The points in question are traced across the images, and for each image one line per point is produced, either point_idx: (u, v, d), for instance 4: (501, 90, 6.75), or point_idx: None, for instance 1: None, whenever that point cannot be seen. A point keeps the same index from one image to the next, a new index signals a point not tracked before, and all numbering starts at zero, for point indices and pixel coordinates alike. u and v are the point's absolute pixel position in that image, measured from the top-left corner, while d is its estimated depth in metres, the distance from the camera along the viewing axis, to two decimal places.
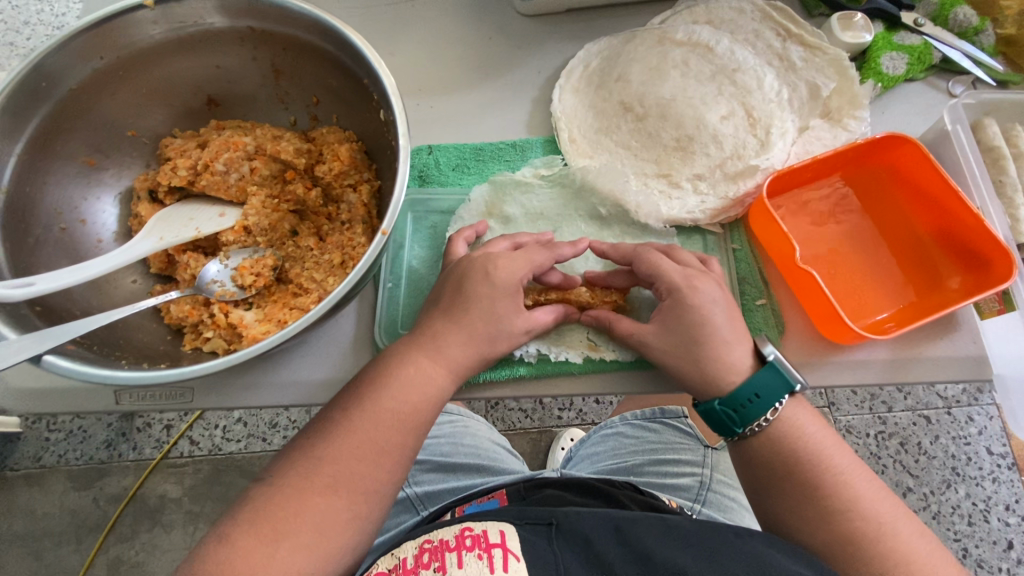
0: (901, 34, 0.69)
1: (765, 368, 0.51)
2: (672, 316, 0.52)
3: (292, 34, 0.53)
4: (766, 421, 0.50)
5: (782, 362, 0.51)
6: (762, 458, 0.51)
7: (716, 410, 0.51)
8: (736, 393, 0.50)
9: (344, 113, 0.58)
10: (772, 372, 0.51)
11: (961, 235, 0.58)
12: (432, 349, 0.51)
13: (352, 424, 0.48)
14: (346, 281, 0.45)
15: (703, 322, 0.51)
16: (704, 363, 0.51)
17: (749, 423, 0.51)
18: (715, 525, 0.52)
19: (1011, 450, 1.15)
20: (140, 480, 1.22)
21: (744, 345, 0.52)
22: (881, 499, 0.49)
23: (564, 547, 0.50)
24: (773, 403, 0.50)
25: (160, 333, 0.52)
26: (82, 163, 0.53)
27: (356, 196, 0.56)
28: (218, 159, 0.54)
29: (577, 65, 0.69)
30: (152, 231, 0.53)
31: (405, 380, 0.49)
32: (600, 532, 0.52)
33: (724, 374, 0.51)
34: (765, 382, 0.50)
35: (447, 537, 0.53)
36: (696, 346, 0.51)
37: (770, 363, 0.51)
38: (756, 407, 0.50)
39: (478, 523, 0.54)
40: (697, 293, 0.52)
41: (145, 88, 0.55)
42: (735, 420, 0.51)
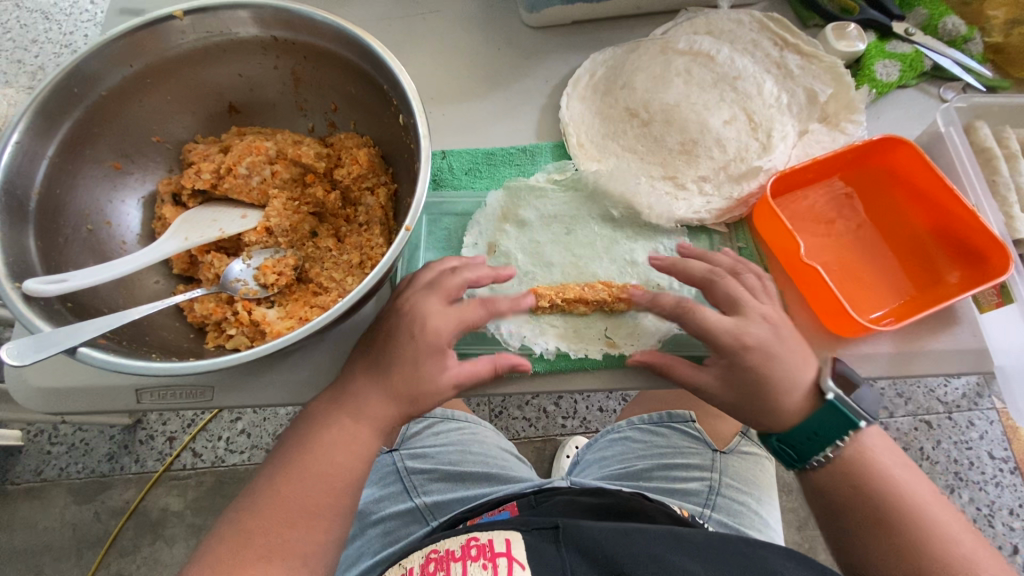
0: (894, 42, 0.72)
1: (824, 409, 0.52)
2: (732, 372, 0.52)
3: (315, 43, 0.55)
4: (825, 458, 0.53)
5: (843, 401, 0.52)
6: (834, 486, 0.52)
7: (773, 445, 0.54)
8: (794, 432, 0.53)
9: (361, 119, 0.60)
10: (831, 411, 0.52)
11: (959, 233, 0.60)
12: (353, 407, 0.51)
13: (294, 473, 0.49)
14: (368, 277, 0.46)
15: (762, 378, 0.51)
16: (766, 413, 0.52)
17: (807, 458, 0.53)
18: (724, 539, 0.54)
19: (1012, 455, 1.16)
20: (142, 493, 1.22)
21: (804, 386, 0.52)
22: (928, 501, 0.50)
23: (571, 551, 0.53)
24: (833, 440, 0.52)
25: (183, 331, 0.54)
26: (109, 167, 0.55)
27: (374, 199, 0.58)
28: (240, 163, 0.56)
29: (584, 74, 0.72)
30: (177, 231, 0.55)
31: (337, 434, 0.50)
32: (608, 537, 0.54)
33: (785, 419, 0.52)
34: (825, 421, 0.52)
35: (453, 547, 0.56)
36: (759, 398, 0.52)
37: (831, 404, 0.52)
38: (815, 443, 0.53)
39: (483, 531, 0.57)
40: (755, 345, 0.52)
41: (171, 95, 0.57)
42: (794, 454, 0.54)
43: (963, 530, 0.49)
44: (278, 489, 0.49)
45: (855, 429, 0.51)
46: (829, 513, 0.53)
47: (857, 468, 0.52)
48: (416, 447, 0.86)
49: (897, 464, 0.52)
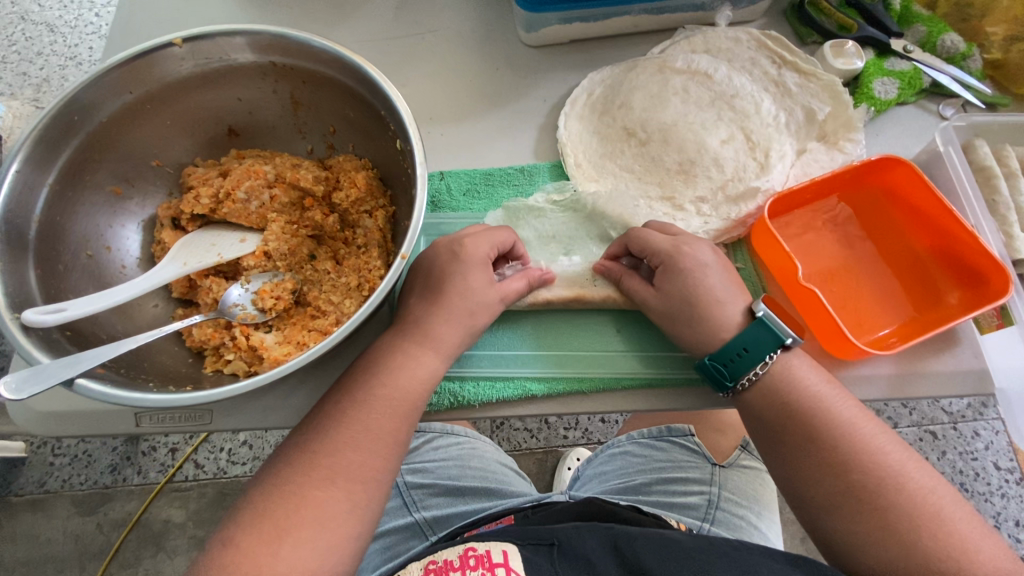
0: (891, 59, 0.72)
1: (755, 325, 0.52)
2: (663, 280, 0.56)
3: (313, 69, 0.55)
4: (756, 375, 0.52)
5: (771, 317, 0.53)
6: (768, 413, 0.52)
7: (706, 365, 0.53)
8: (724, 347, 0.52)
9: (359, 142, 0.61)
10: (761, 327, 0.52)
11: (958, 253, 0.60)
12: (419, 334, 0.53)
13: (351, 402, 0.50)
14: (366, 305, 0.46)
15: (691, 284, 0.55)
16: (698, 320, 0.54)
17: (739, 377, 0.53)
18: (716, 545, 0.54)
19: (1018, 465, 1.15)
20: (145, 504, 1.22)
21: (736, 300, 0.55)
22: (859, 420, 0.50)
23: (563, 564, 0.54)
24: (763, 355, 0.52)
25: (182, 356, 0.54)
26: (109, 192, 0.56)
27: (372, 221, 0.58)
28: (239, 188, 0.56)
29: (582, 93, 0.72)
30: (176, 256, 0.55)
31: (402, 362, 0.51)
32: (599, 552, 0.56)
33: (716, 329, 0.54)
34: (754, 335, 0.52)
35: (450, 556, 0.58)
36: (685, 305, 0.54)
37: (760, 319, 0.52)
38: (745, 360, 0.52)
39: (481, 542, 0.59)
40: (693, 257, 0.56)
41: (171, 120, 0.58)
42: (726, 373, 0.53)
43: (890, 442, 0.49)
44: (329, 425, 0.49)
45: (783, 345, 0.52)
46: (766, 439, 0.53)
47: (789, 395, 0.51)
48: (415, 462, 0.86)
49: (825, 385, 0.52)
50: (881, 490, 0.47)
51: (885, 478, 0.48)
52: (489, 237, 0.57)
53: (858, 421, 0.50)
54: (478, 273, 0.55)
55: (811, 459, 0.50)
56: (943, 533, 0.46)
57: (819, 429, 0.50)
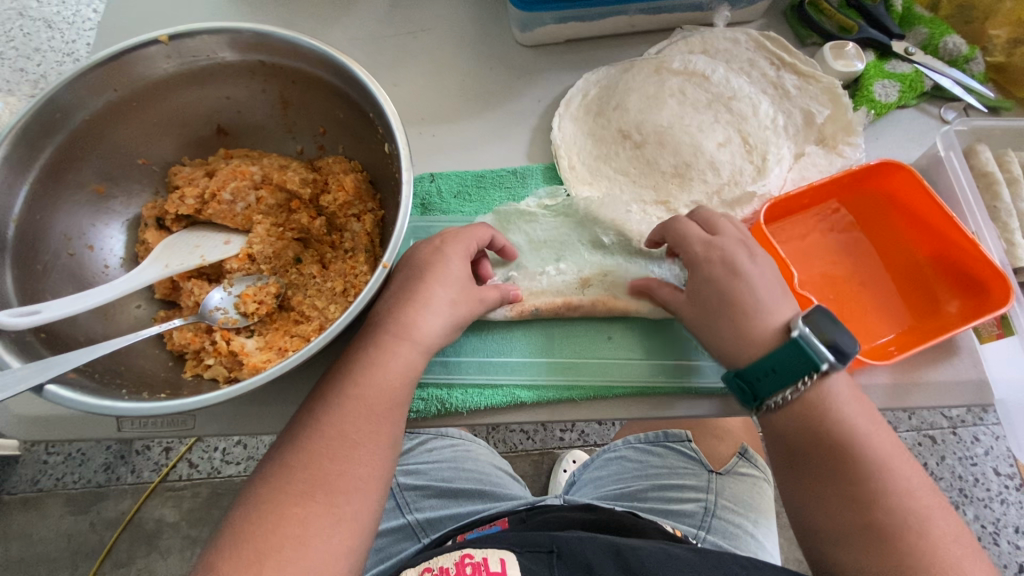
0: (893, 62, 0.70)
1: (788, 346, 0.48)
2: (697, 286, 0.53)
3: (301, 69, 0.54)
4: (783, 398, 0.48)
5: (809, 340, 0.47)
6: (795, 436, 0.48)
7: (731, 380, 0.51)
8: (750, 366, 0.49)
9: (349, 143, 0.59)
10: (795, 349, 0.48)
11: (960, 261, 0.58)
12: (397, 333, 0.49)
13: (332, 405, 0.47)
14: (345, 314, 0.45)
15: (723, 293, 0.52)
16: (721, 336, 0.51)
17: (766, 398, 0.49)
18: (718, 558, 0.53)
19: (1019, 471, 1.14)
20: (138, 504, 1.21)
21: (769, 318, 0.50)
22: (894, 458, 0.47)
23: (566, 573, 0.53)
24: (794, 378, 0.48)
25: (162, 360, 0.53)
26: (91, 191, 0.55)
27: (360, 225, 0.57)
28: (224, 189, 0.55)
29: (576, 94, 0.71)
30: (158, 258, 0.54)
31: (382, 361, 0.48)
32: (601, 559, 0.54)
33: (738, 348, 0.50)
34: (787, 357, 0.48)
35: (447, 564, 0.56)
36: (717, 313, 0.52)
37: (796, 340, 0.48)
38: (773, 380, 0.49)
39: (478, 548, 0.57)
40: (741, 261, 0.52)
41: (156, 119, 0.57)
42: (751, 391, 0.50)
43: (921, 486, 0.46)
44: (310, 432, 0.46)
45: (819, 370, 0.47)
46: (786, 461, 0.49)
47: (823, 421, 0.48)
48: (408, 464, 0.85)
49: (863, 416, 0.48)
50: (903, 536, 0.44)
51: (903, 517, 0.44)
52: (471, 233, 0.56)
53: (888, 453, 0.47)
54: (464, 266, 0.53)
55: (831, 490, 0.46)
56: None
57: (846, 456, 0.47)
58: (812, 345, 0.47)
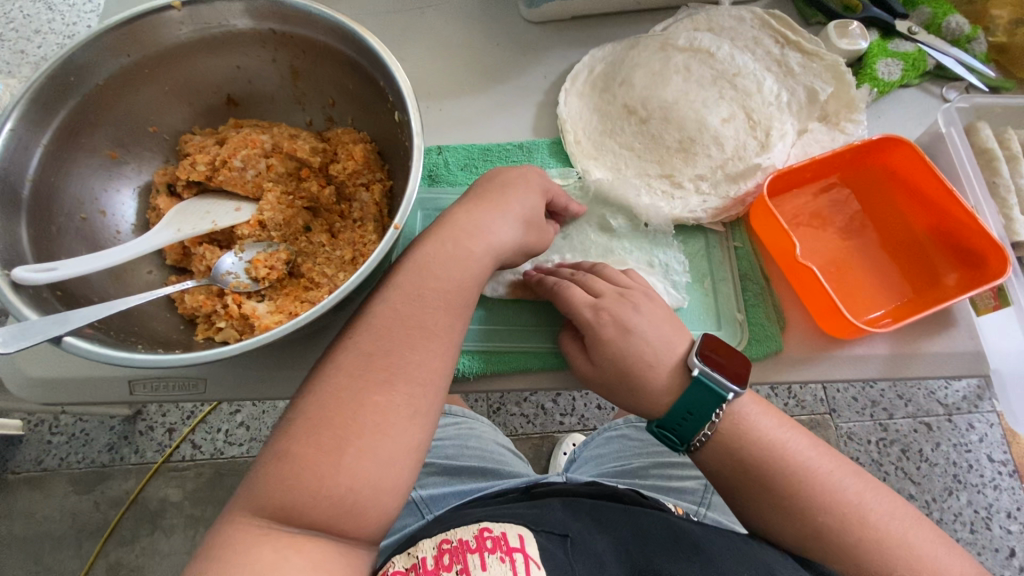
0: (896, 41, 0.71)
1: (692, 389, 0.50)
2: (592, 348, 0.53)
3: (312, 37, 0.55)
4: (705, 436, 0.51)
5: (709, 374, 0.50)
6: (725, 467, 0.51)
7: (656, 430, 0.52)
8: (668, 414, 0.51)
9: (358, 114, 0.60)
10: (698, 388, 0.50)
11: (958, 235, 0.59)
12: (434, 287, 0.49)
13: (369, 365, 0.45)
14: (357, 273, 0.45)
15: (619, 352, 0.51)
16: (636, 393, 0.51)
17: (689, 440, 0.51)
18: (718, 531, 0.54)
19: (1012, 458, 1.16)
20: (142, 484, 1.22)
21: (667, 369, 0.51)
22: (815, 458, 0.50)
23: (579, 557, 0.51)
24: (707, 417, 0.50)
25: (174, 323, 0.54)
26: (105, 156, 0.55)
27: (369, 195, 0.58)
28: (235, 156, 0.56)
29: (582, 70, 0.71)
30: (170, 223, 0.55)
31: (421, 318, 0.47)
32: (610, 549, 0.53)
33: (654, 398, 0.51)
34: (694, 399, 0.50)
35: (466, 537, 0.52)
36: (616, 375, 0.52)
37: (697, 380, 0.50)
38: (691, 423, 0.51)
39: (495, 524, 0.55)
40: (608, 325, 0.52)
41: (168, 86, 0.57)
42: (675, 437, 0.51)
43: (847, 477, 0.49)
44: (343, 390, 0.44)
45: (724, 403, 0.50)
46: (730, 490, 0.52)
47: (744, 447, 0.50)
48: None
49: (776, 428, 0.51)
50: (848, 534, 0.47)
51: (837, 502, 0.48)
52: (557, 187, 0.59)
53: (807, 448, 0.50)
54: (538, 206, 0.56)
55: (774, 509, 0.49)
56: (893, 544, 0.46)
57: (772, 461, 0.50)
58: (714, 380, 0.50)
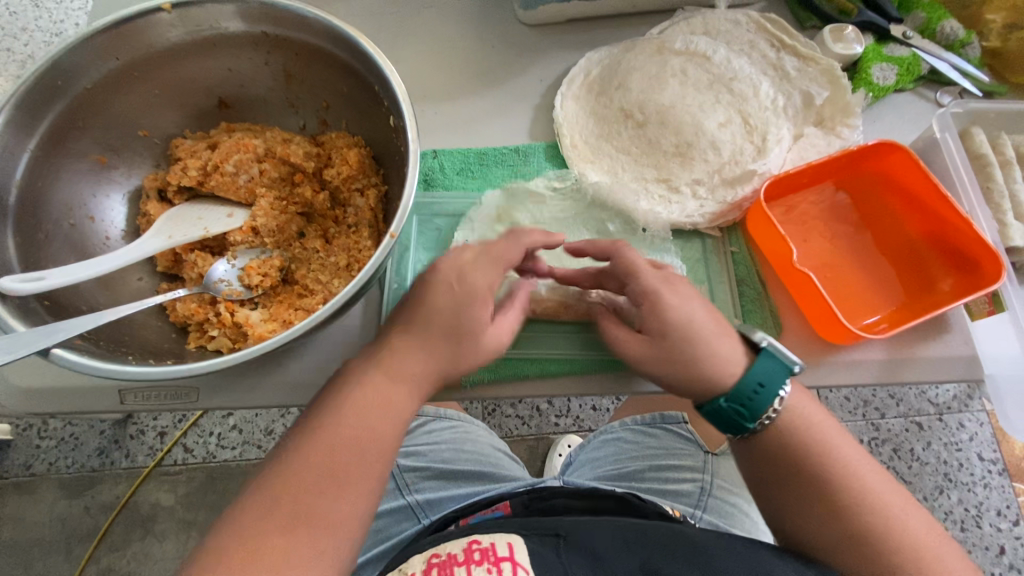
0: (891, 46, 0.71)
1: (762, 359, 0.51)
2: (654, 322, 0.51)
3: (305, 41, 0.54)
4: (774, 412, 0.51)
5: (775, 347, 0.52)
6: (774, 459, 0.52)
7: (724, 406, 0.50)
8: (741, 386, 0.50)
9: (352, 118, 0.59)
10: (770, 359, 0.51)
11: (954, 240, 0.59)
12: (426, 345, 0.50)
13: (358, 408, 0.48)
14: (353, 282, 0.46)
15: (686, 323, 0.50)
16: (702, 362, 0.50)
17: (758, 416, 0.51)
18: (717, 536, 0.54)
19: (1001, 456, 1.17)
20: (133, 488, 1.21)
21: (733, 338, 0.52)
22: (859, 460, 0.51)
23: (572, 555, 0.52)
24: (777, 390, 0.50)
25: (165, 331, 0.52)
26: (93, 161, 0.54)
27: (364, 200, 0.57)
28: (227, 161, 0.55)
29: (579, 73, 0.71)
30: (160, 230, 0.54)
31: (411, 365, 0.50)
32: (606, 545, 0.53)
33: (721, 368, 0.50)
34: (766, 371, 0.50)
35: (455, 550, 0.53)
36: (681, 349, 0.50)
37: (767, 351, 0.51)
38: (762, 397, 0.50)
39: (485, 535, 0.56)
40: (672, 294, 0.52)
41: (159, 89, 0.56)
42: (744, 414, 0.50)
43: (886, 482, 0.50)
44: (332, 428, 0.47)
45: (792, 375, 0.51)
46: (769, 487, 0.52)
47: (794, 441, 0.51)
48: (407, 446, 0.85)
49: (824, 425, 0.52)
50: (883, 537, 0.47)
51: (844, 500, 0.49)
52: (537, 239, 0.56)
53: (836, 445, 0.51)
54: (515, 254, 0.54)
55: (811, 506, 0.50)
56: (908, 547, 0.46)
57: (793, 457, 0.51)
58: (778, 352, 0.52)
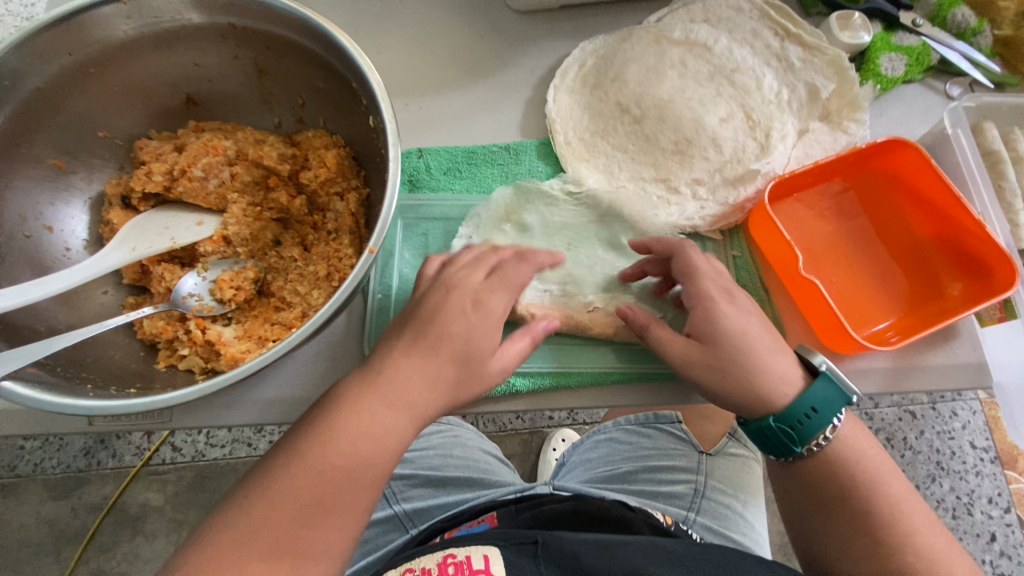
0: (899, 34, 0.67)
1: (819, 382, 0.48)
2: (708, 327, 0.49)
3: (276, 33, 0.50)
4: (824, 440, 0.48)
5: (835, 372, 0.48)
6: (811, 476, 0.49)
7: (771, 426, 0.48)
8: (791, 409, 0.47)
9: (331, 116, 0.55)
10: (828, 384, 0.48)
11: (966, 243, 0.57)
12: (405, 382, 0.44)
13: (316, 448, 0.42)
14: (331, 301, 0.42)
15: (740, 333, 0.48)
16: (753, 376, 0.47)
17: (807, 441, 0.48)
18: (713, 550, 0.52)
19: (993, 444, 1.15)
20: (121, 489, 1.18)
21: (789, 355, 0.49)
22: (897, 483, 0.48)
23: (550, 564, 0.51)
24: (831, 417, 0.47)
25: (132, 349, 0.49)
26: (49, 166, 0.50)
27: (343, 205, 0.53)
28: (196, 165, 0.52)
29: (572, 64, 0.67)
30: (125, 240, 0.50)
31: (403, 390, 0.44)
32: (586, 549, 0.52)
33: (774, 384, 0.47)
34: (821, 397, 0.47)
35: (429, 565, 0.54)
36: (735, 358, 0.48)
37: (825, 375, 0.48)
38: (813, 422, 0.47)
39: (461, 547, 0.55)
40: (729, 304, 0.50)
41: (118, 86, 0.52)
42: (792, 437, 0.48)
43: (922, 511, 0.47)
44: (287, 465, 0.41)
45: (850, 404, 0.47)
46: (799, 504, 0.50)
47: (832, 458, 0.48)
48: None
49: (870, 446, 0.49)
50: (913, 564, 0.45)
51: (866, 512, 0.47)
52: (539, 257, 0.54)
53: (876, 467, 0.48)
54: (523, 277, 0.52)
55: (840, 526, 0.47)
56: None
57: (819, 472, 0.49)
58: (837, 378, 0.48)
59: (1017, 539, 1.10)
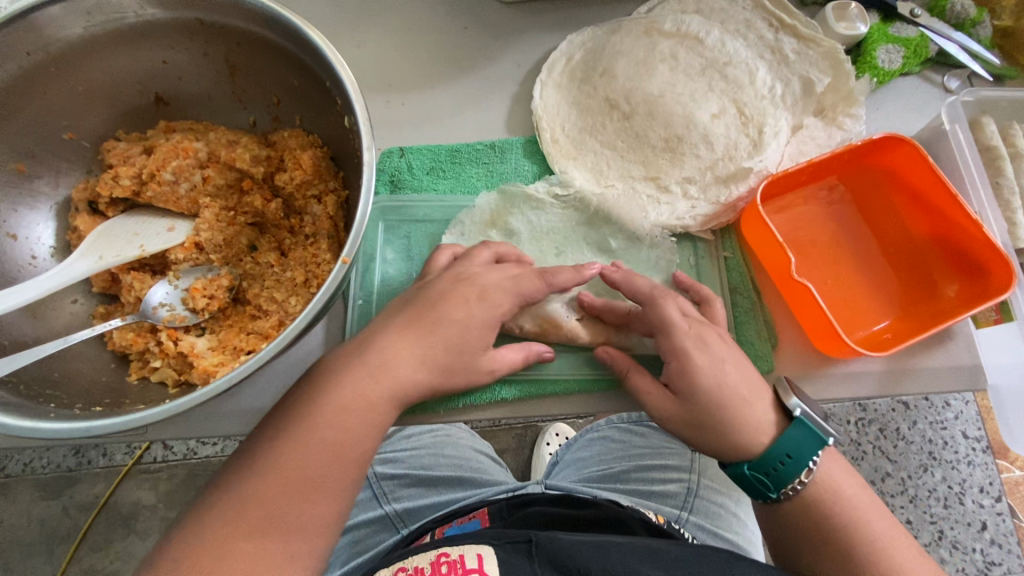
0: (898, 25, 0.65)
1: (792, 427, 0.46)
2: (681, 379, 0.48)
3: (246, 29, 0.47)
4: (802, 484, 0.46)
5: (810, 416, 0.47)
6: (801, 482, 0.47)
7: (745, 474, 0.47)
8: (765, 455, 0.46)
9: (306, 114, 0.53)
10: (800, 429, 0.46)
11: (962, 243, 0.55)
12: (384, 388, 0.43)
13: (290, 456, 0.41)
14: (301, 315, 0.39)
15: (715, 383, 0.47)
16: (729, 428, 0.46)
17: (783, 487, 0.46)
18: (704, 554, 0.51)
19: (986, 434, 1.14)
20: (112, 487, 1.16)
21: (764, 400, 0.48)
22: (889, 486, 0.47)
23: (543, 564, 0.50)
24: (808, 462, 0.46)
25: (102, 361, 0.48)
26: (11, 170, 0.48)
27: (321, 208, 0.51)
28: (165, 168, 0.49)
29: (560, 58, 0.65)
30: (91, 248, 0.48)
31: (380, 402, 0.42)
32: (581, 549, 0.50)
33: (750, 434, 0.47)
34: (795, 440, 0.46)
35: (421, 564, 0.53)
36: (710, 411, 0.47)
37: (798, 419, 0.47)
38: (789, 467, 0.46)
39: (454, 545, 0.54)
40: (702, 353, 0.49)
41: (82, 86, 0.49)
42: (769, 484, 0.47)
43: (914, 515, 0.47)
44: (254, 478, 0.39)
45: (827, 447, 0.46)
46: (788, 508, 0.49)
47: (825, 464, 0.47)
48: (385, 452, 0.81)
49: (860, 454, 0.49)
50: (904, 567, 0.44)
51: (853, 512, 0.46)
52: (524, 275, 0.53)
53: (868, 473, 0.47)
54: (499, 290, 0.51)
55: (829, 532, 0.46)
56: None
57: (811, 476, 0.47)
58: (813, 421, 0.47)
59: (1009, 527, 1.09)
